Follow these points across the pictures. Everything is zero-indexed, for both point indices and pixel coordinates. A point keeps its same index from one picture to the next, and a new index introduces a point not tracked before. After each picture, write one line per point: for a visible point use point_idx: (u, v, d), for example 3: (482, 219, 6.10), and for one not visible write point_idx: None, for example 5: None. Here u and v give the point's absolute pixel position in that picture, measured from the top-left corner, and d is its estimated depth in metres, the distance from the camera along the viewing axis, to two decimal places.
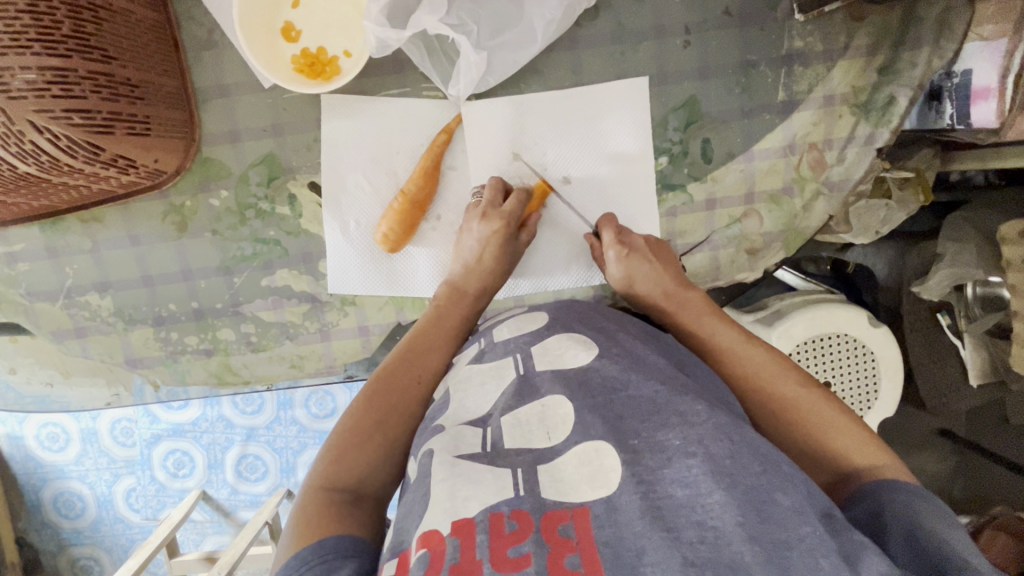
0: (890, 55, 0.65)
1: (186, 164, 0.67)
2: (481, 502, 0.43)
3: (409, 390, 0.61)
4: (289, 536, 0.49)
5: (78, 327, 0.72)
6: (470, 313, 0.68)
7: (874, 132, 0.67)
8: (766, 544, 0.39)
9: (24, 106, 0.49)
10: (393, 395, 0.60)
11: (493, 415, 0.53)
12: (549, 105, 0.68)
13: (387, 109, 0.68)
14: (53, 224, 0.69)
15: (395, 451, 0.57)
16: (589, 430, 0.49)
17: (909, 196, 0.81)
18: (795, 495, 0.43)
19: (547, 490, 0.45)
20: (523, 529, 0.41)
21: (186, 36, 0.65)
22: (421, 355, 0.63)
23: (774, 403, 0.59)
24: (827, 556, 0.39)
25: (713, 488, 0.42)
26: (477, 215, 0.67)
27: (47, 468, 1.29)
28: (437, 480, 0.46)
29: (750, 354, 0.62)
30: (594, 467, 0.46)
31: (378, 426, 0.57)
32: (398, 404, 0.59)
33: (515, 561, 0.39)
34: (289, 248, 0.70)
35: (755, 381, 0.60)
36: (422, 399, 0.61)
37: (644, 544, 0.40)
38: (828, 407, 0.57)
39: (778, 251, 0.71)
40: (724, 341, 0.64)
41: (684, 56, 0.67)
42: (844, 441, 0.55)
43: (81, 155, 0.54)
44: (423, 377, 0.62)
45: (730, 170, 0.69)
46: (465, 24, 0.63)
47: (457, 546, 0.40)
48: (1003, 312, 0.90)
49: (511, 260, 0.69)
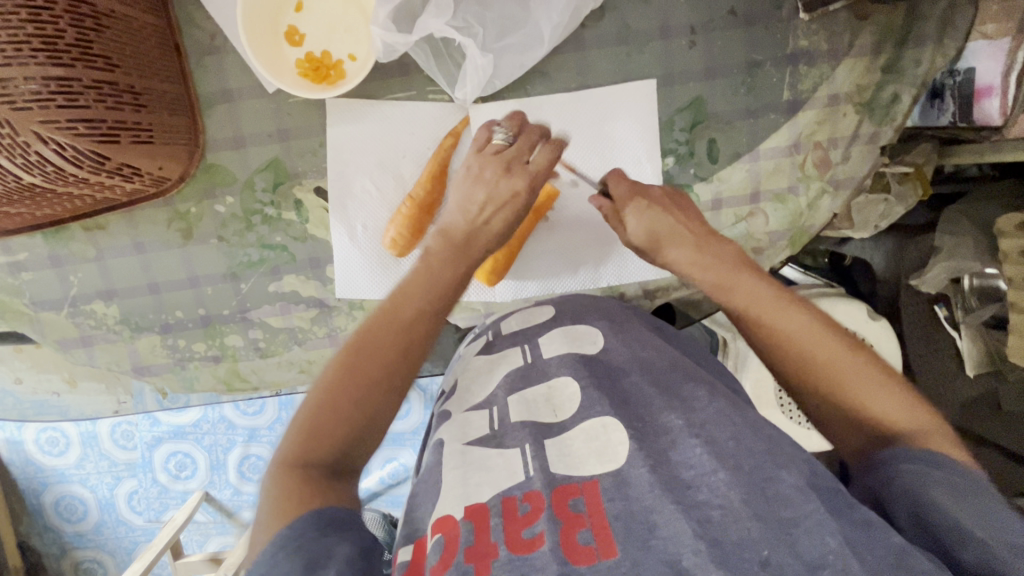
0: (894, 53, 0.66)
1: (190, 171, 0.66)
2: (493, 487, 0.44)
3: (399, 353, 0.52)
4: (260, 516, 0.43)
5: (84, 336, 0.71)
6: (470, 272, 0.60)
7: (878, 130, 0.67)
8: (770, 521, 0.39)
9: (28, 117, 0.48)
10: (381, 358, 0.51)
11: (498, 395, 0.54)
12: (557, 108, 0.68)
13: (392, 114, 0.68)
14: (56, 233, 0.68)
15: (382, 419, 0.50)
16: (594, 407, 0.50)
17: (908, 190, 0.82)
18: (799, 474, 0.42)
19: (557, 465, 0.45)
20: (535, 509, 0.42)
21: (187, 41, 0.65)
22: (416, 312, 0.54)
23: (809, 360, 0.54)
24: (834, 534, 0.38)
25: (717, 467, 0.42)
26: (496, 157, 0.61)
27: (47, 472, 1.29)
28: (449, 468, 0.47)
29: (787, 307, 0.56)
30: (602, 441, 0.47)
31: (364, 393, 0.49)
32: (387, 366, 0.51)
33: (529, 541, 0.39)
34: (296, 254, 0.70)
35: (792, 342, 0.55)
36: (410, 364, 0.52)
37: (655, 518, 0.40)
38: (872, 368, 0.52)
39: (784, 249, 0.71)
40: (757, 298, 0.58)
41: (690, 56, 0.67)
42: (890, 406, 0.51)
43: (86, 165, 0.54)
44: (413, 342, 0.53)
45: (735, 169, 0.69)
46: (471, 26, 0.64)
47: (470, 528, 0.41)
48: (1001, 303, 0.91)
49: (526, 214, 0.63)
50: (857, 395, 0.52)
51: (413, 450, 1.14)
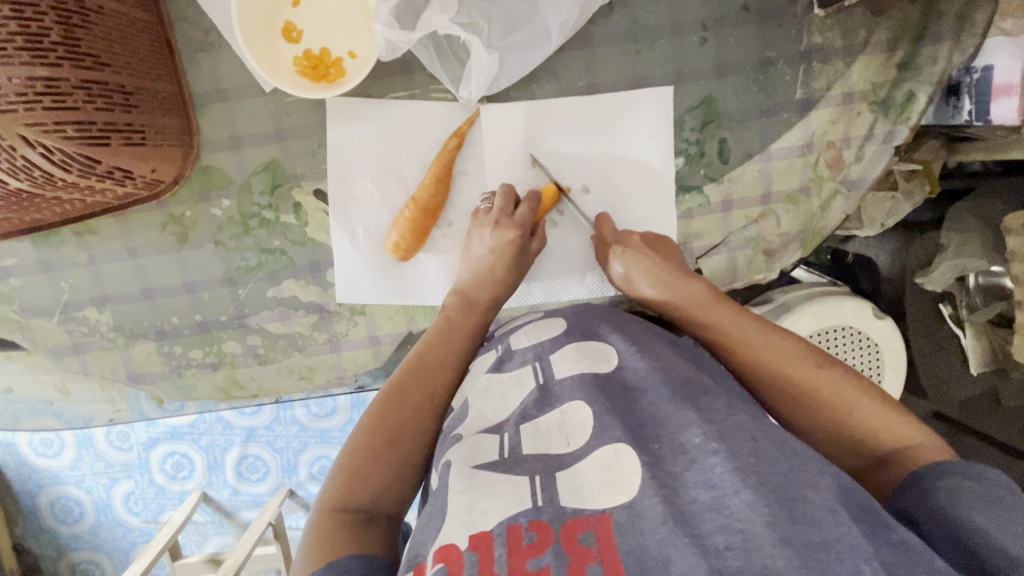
0: (910, 50, 0.64)
1: (185, 172, 0.64)
2: (498, 514, 0.43)
3: (420, 407, 0.58)
4: (302, 554, 0.48)
5: (77, 343, 0.69)
6: (481, 325, 0.65)
7: (893, 129, 0.66)
8: (798, 546, 0.38)
9: (14, 119, 0.45)
10: (405, 411, 0.57)
11: (509, 421, 0.53)
12: (566, 106, 0.66)
13: (394, 113, 0.65)
14: (45, 238, 0.66)
15: (410, 466, 0.55)
16: (608, 431, 0.48)
17: (916, 187, 0.81)
18: (825, 494, 0.42)
19: (568, 499, 0.44)
20: (542, 540, 0.41)
21: (180, 37, 0.62)
22: (431, 369, 0.60)
23: (795, 390, 0.56)
24: (868, 560, 0.37)
25: (738, 487, 0.41)
26: (489, 223, 0.65)
27: (42, 475, 1.27)
28: (454, 493, 0.46)
29: (763, 344, 0.59)
30: (614, 470, 0.45)
31: (391, 444, 0.55)
32: (411, 419, 0.57)
33: (534, 574, 0.38)
34: (296, 258, 0.68)
35: (775, 372, 0.57)
36: (435, 415, 0.58)
37: (669, 554, 0.39)
38: (848, 384, 0.56)
39: (796, 251, 0.70)
40: (737, 330, 0.60)
41: (701, 53, 0.65)
42: (873, 421, 0.54)
43: (76, 169, 0.51)
44: (436, 394, 0.59)
45: (746, 170, 0.68)
46: (476, 22, 0.61)
47: (474, 560, 0.40)
48: (1007, 302, 0.92)
49: (528, 261, 0.67)
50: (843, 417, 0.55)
51: None
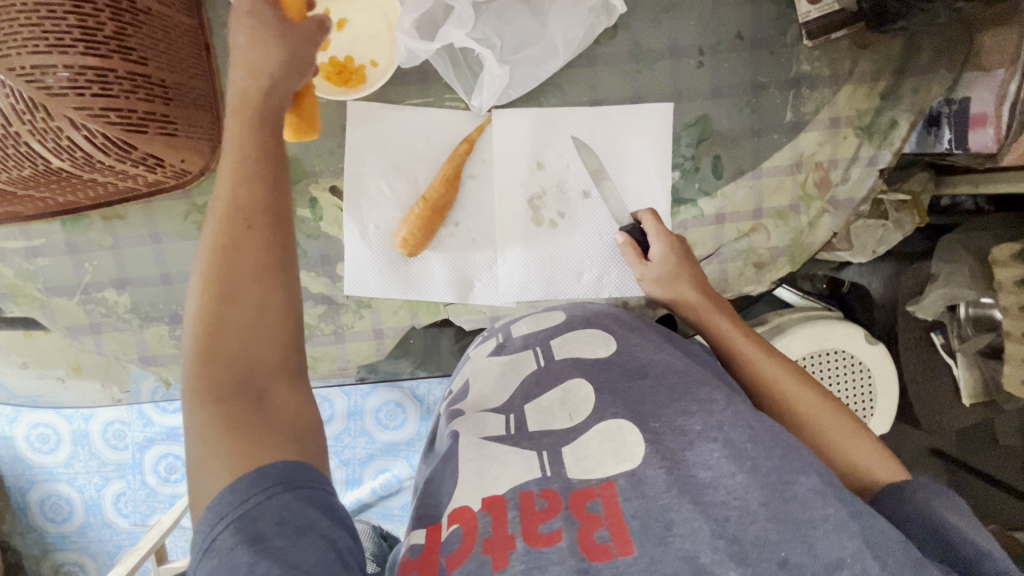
0: (892, 81, 0.69)
1: (211, 165, 0.68)
2: (509, 481, 0.46)
3: (254, 240, 0.43)
4: (196, 481, 0.41)
5: (93, 323, 0.72)
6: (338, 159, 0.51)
7: (877, 153, 0.70)
8: (788, 522, 0.40)
9: (64, 102, 0.50)
10: (232, 248, 0.42)
11: (515, 403, 0.56)
12: (572, 118, 0.70)
13: (411, 118, 0.70)
14: (74, 221, 0.70)
15: (276, 316, 0.43)
16: (609, 409, 0.51)
17: (906, 217, 0.84)
18: (815, 476, 0.43)
19: (574, 470, 0.46)
20: (552, 507, 0.43)
21: (218, 42, 0.67)
22: (260, 186, 0.44)
23: (796, 418, 0.59)
24: (852, 537, 0.40)
25: (734, 470, 0.43)
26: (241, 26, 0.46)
27: (36, 470, 1.28)
28: (464, 460, 0.48)
29: (779, 371, 0.61)
30: (616, 442, 0.48)
31: (236, 298, 0.42)
32: (245, 263, 0.42)
33: (547, 536, 0.41)
34: (308, 250, 0.71)
35: (779, 396, 0.60)
36: (273, 239, 0.43)
37: (672, 515, 0.42)
38: (850, 420, 0.58)
39: (784, 264, 0.73)
40: (746, 351, 0.64)
41: (697, 75, 0.69)
42: (870, 456, 0.55)
43: (113, 153, 0.55)
44: (267, 215, 0.44)
45: (739, 186, 0.72)
46: (489, 39, 0.67)
47: (489, 521, 0.42)
48: (996, 333, 0.91)
49: (307, 49, 0.48)
50: (840, 448, 0.56)
51: (407, 462, 1.15)
